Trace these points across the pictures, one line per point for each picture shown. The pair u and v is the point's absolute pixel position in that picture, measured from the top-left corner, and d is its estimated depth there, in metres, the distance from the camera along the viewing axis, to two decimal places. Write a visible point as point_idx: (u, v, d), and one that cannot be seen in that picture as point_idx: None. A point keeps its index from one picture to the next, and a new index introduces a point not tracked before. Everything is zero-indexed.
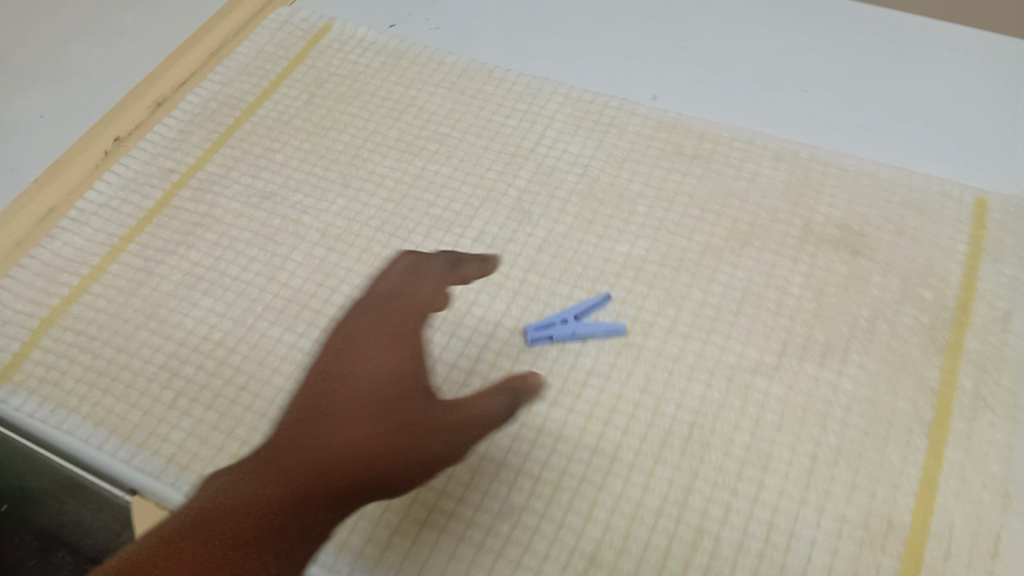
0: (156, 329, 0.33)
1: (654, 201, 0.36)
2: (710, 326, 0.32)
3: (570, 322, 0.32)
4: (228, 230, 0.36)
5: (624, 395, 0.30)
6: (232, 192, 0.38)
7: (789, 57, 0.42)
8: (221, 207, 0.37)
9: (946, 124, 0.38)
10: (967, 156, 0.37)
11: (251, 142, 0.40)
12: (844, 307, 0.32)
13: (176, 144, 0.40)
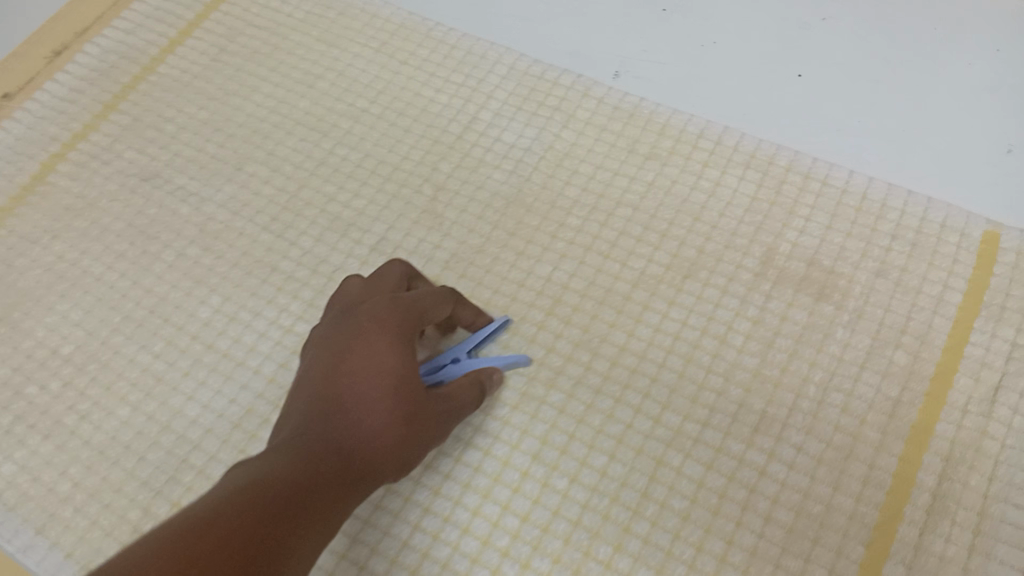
0: (5, 336, 0.30)
1: (589, 214, 0.30)
2: (625, 383, 0.27)
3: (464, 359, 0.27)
4: (99, 219, 0.32)
5: (503, 476, 0.26)
6: (112, 170, 0.33)
7: (794, 30, 0.33)
8: (97, 188, 0.32)
9: (979, 132, 0.30)
10: (995, 178, 0.29)
11: (144, 106, 0.34)
12: (794, 369, 0.26)
13: (63, 105, 0.35)
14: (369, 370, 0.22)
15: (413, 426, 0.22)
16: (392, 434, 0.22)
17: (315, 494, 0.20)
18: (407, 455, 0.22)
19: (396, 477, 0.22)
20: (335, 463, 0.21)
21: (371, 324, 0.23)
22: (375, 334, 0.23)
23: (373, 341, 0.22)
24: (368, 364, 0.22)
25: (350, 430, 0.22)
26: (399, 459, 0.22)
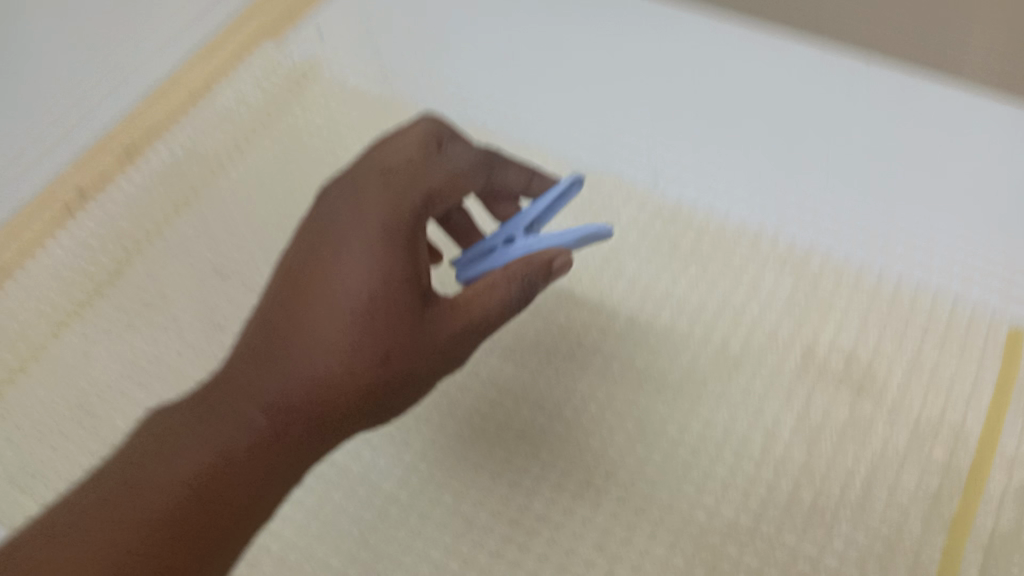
0: (87, 429, 0.31)
1: (636, 313, 0.32)
2: (680, 475, 0.28)
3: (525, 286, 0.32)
4: (176, 319, 0.34)
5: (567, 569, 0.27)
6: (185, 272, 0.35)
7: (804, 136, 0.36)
8: (172, 291, 0.35)
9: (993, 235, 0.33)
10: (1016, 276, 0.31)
11: (214, 212, 0.37)
12: (839, 462, 0.28)
13: (131, 207, 0.37)
14: (311, 300, 0.26)
15: (388, 359, 0.26)
16: (362, 357, 0.26)
17: (286, 429, 0.25)
18: (378, 388, 0.26)
19: (377, 409, 0.27)
20: (309, 394, 0.25)
21: (342, 241, 0.27)
22: (344, 249, 0.27)
23: (341, 251, 0.26)
24: (310, 295, 0.26)
25: (307, 359, 0.25)
26: (369, 394, 0.26)
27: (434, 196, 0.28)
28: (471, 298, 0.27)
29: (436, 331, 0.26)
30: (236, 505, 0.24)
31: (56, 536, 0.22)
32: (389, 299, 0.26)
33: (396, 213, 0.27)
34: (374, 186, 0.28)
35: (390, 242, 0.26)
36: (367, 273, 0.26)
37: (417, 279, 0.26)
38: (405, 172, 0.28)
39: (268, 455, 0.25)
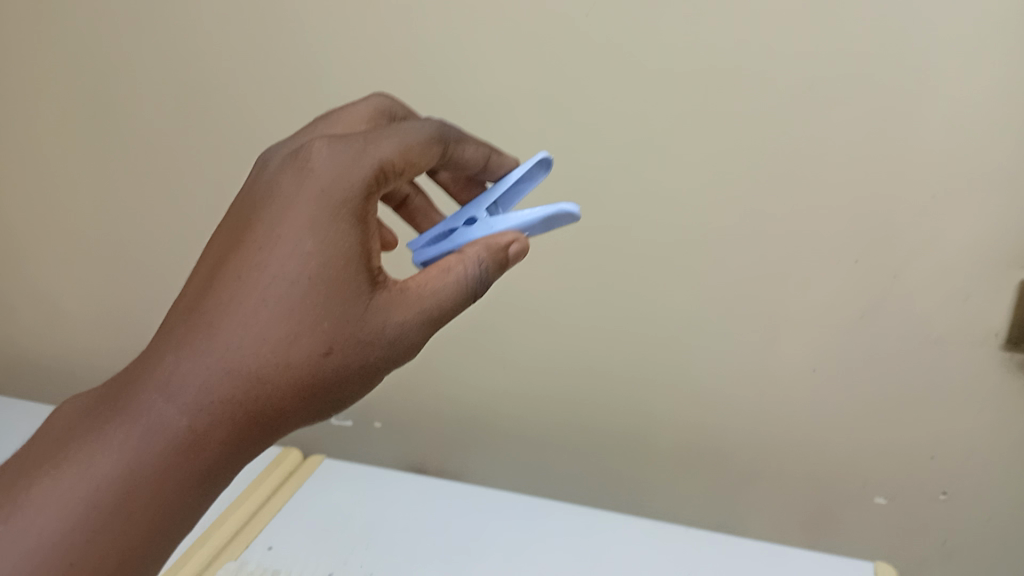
0: None
1: None
2: None
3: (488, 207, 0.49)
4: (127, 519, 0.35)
5: None
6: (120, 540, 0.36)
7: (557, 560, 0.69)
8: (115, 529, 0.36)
9: None
10: None
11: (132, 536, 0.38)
12: None
13: None
14: (256, 274, 0.37)
15: (306, 336, 0.37)
16: (307, 336, 0.37)
17: (226, 391, 0.36)
18: (304, 366, 0.37)
19: (298, 382, 0.37)
20: (242, 369, 0.36)
21: (288, 212, 0.38)
22: (285, 226, 0.38)
23: (283, 226, 0.38)
24: (258, 266, 0.37)
25: (251, 328, 0.37)
26: (295, 369, 0.37)
27: (379, 172, 0.39)
28: (432, 288, 0.40)
29: (379, 318, 0.38)
30: (189, 436, 0.36)
31: (73, 433, 0.37)
32: (328, 294, 0.37)
33: (344, 191, 0.38)
34: (321, 169, 0.39)
35: (322, 255, 0.38)
36: (307, 251, 0.37)
37: (353, 260, 0.38)
38: (348, 156, 0.39)
39: (209, 411, 0.36)
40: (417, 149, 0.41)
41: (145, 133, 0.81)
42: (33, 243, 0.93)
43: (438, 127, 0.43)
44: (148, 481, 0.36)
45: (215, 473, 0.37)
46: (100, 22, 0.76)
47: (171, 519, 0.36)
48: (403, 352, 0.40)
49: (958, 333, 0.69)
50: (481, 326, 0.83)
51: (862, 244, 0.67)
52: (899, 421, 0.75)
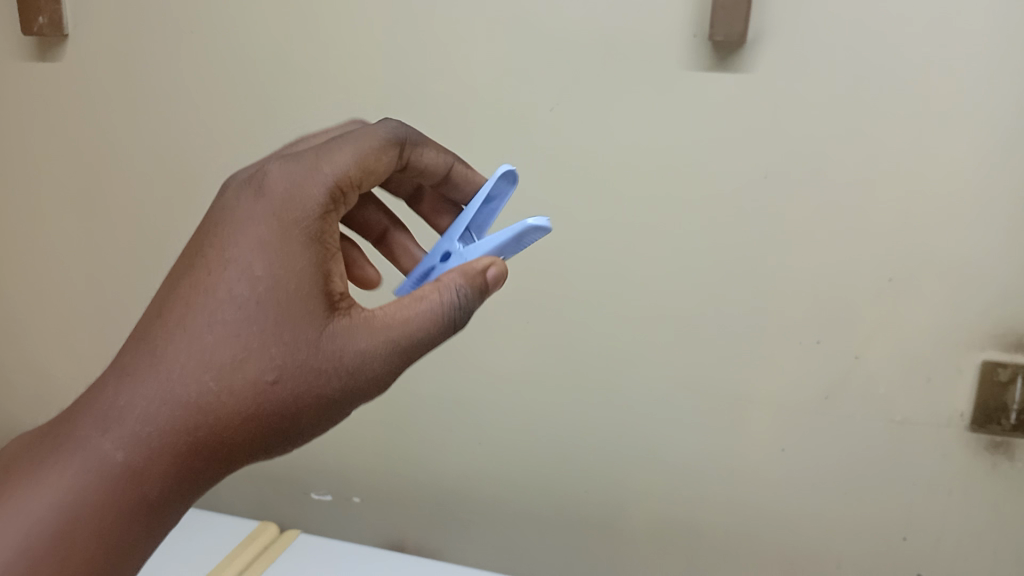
0: None
1: None
2: None
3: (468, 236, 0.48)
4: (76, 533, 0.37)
5: None
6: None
7: None
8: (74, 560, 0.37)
9: None
10: None
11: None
12: None
13: None
14: (206, 300, 0.39)
15: (249, 361, 0.38)
16: (252, 362, 0.38)
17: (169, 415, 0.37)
18: (246, 388, 0.38)
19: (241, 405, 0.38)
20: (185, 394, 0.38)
21: (239, 234, 0.40)
22: (236, 249, 0.39)
23: (232, 249, 0.39)
24: (208, 292, 0.39)
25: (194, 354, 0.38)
26: (237, 390, 0.38)
27: (334, 190, 0.41)
28: (396, 316, 0.40)
29: (333, 345, 0.39)
30: (128, 465, 0.37)
31: (27, 464, 0.39)
32: (275, 321, 0.38)
33: (295, 211, 0.40)
34: (274, 187, 0.40)
35: (269, 278, 0.39)
36: (255, 276, 0.39)
37: (304, 282, 0.39)
38: (301, 174, 0.41)
39: (149, 439, 0.37)
40: (374, 156, 0.43)
41: (139, 195, 0.82)
42: (17, 304, 0.91)
43: (393, 130, 0.45)
44: (89, 508, 0.37)
45: (157, 501, 0.38)
46: (106, 86, 0.79)
47: (111, 548, 0.37)
48: (363, 384, 0.39)
49: (948, 411, 0.67)
50: (463, 399, 0.80)
51: (844, 317, 0.67)
52: (895, 509, 0.72)
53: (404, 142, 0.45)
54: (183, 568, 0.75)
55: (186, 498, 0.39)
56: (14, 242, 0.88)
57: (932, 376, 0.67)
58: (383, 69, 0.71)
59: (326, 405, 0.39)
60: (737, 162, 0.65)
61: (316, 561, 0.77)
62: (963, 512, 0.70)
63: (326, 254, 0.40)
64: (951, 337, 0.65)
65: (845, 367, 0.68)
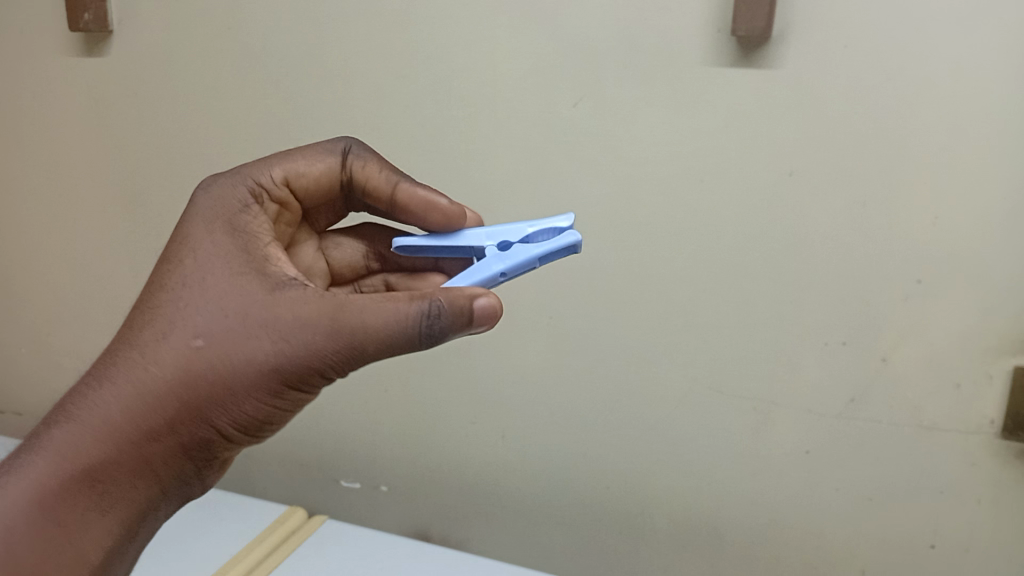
0: None
1: None
2: None
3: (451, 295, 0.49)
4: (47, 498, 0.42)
5: None
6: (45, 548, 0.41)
7: None
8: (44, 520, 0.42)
9: None
10: None
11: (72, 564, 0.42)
12: None
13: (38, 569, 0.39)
14: (154, 289, 0.45)
15: (168, 339, 0.43)
16: (192, 337, 0.42)
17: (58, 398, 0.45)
18: (180, 362, 0.42)
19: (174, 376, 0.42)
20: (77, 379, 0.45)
21: (180, 233, 0.47)
22: (176, 244, 0.46)
23: (183, 249, 0.46)
24: (156, 282, 0.45)
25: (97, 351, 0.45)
26: (119, 368, 0.43)
27: (254, 188, 0.50)
28: (343, 301, 0.43)
29: (269, 320, 0.42)
30: (89, 440, 0.42)
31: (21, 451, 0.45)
32: (211, 295, 0.43)
33: (219, 207, 0.48)
34: (204, 193, 0.49)
35: (201, 263, 0.45)
36: (192, 261, 0.45)
37: (239, 268, 0.44)
38: (228, 180, 0.50)
39: (102, 416, 0.42)
40: (309, 165, 0.53)
41: (179, 187, 0.84)
42: (66, 292, 0.95)
43: (342, 147, 0.54)
44: (55, 480, 0.42)
45: (104, 471, 0.42)
46: (149, 82, 0.82)
47: (65, 511, 0.42)
48: (296, 356, 0.42)
49: (977, 418, 0.66)
50: (486, 392, 0.81)
51: (871, 318, 0.66)
52: (923, 515, 0.70)
53: (348, 155, 0.53)
54: (216, 550, 0.78)
55: (145, 477, 0.43)
56: (63, 232, 0.92)
57: (960, 380, 0.65)
58: (411, 64, 0.72)
59: (263, 375, 0.42)
60: (761, 159, 0.64)
61: (342, 542, 0.79)
62: (993, 520, 0.68)
63: (249, 242, 0.46)
64: (981, 340, 0.64)
65: (869, 369, 0.67)
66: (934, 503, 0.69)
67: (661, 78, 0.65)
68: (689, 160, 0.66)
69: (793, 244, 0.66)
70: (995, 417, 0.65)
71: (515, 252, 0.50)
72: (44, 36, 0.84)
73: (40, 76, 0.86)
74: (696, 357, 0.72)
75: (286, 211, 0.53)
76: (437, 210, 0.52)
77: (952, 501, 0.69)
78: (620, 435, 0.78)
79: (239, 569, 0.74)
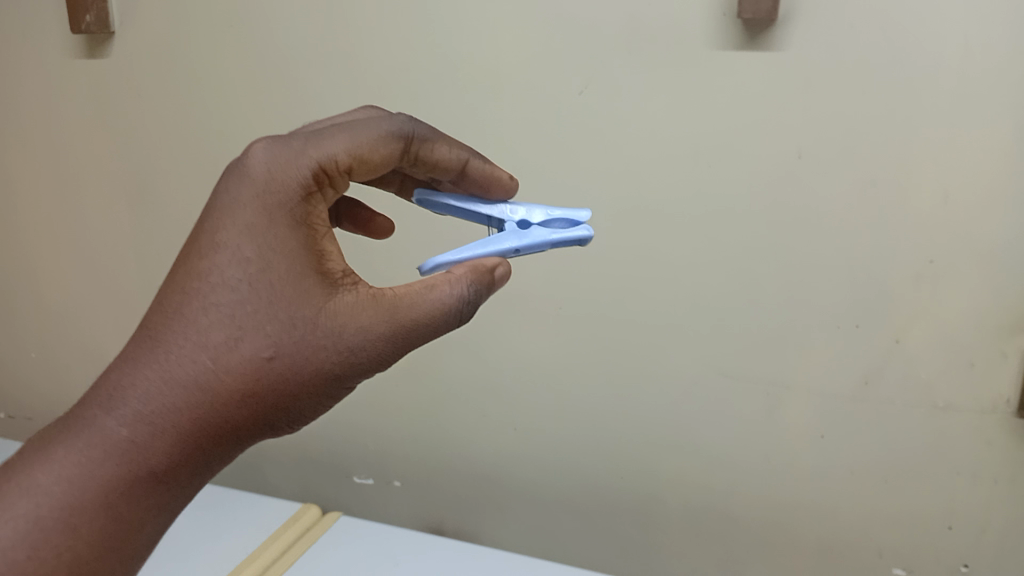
0: None
1: None
2: None
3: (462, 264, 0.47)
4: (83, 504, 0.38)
5: None
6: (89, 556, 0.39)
7: None
8: (81, 530, 0.38)
9: None
10: None
11: None
12: None
13: None
14: (199, 284, 0.40)
15: (225, 339, 0.39)
16: (251, 340, 0.39)
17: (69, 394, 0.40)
18: (236, 365, 0.39)
19: (233, 382, 0.39)
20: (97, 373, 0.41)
21: (225, 219, 0.41)
22: (223, 233, 0.41)
23: (225, 232, 0.41)
24: (200, 276, 0.40)
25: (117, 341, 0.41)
26: (165, 369, 0.39)
27: (318, 173, 0.42)
28: (401, 297, 0.42)
29: (333, 321, 0.41)
30: (133, 446, 0.39)
31: (34, 450, 0.40)
32: (262, 290, 0.40)
33: (278, 191, 0.41)
34: (253, 167, 0.42)
35: (259, 260, 0.40)
36: (245, 257, 0.40)
37: (297, 260, 0.41)
38: (285, 154, 0.42)
39: (147, 421, 0.39)
40: (370, 147, 0.44)
41: (185, 187, 0.84)
42: (75, 296, 0.95)
43: (400, 124, 0.46)
44: (96, 485, 0.38)
45: (145, 480, 0.39)
46: (153, 82, 0.81)
47: (105, 522, 0.38)
48: (365, 361, 0.41)
49: (991, 397, 0.65)
50: (497, 384, 0.81)
51: (883, 299, 0.65)
52: (939, 497, 0.70)
53: (412, 137, 0.47)
54: (230, 550, 0.78)
55: (189, 480, 0.41)
56: (72, 236, 0.92)
57: (973, 360, 0.65)
58: (414, 57, 0.72)
59: (330, 382, 0.41)
60: (769, 142, 0.64)
61: (362, 533, 0.80)
62: (1009, 499, 0.68)
63: (306, 234, 0.42)
64: (996, 319, 0.63)
65: (882, 350, 0.67)
66: (949, 484, 0.69)
67: (667, 63, 0.64)
68: (695, 144, 0.66)
69: (803, 226, 0.65)
70: (1009, 396, 0.65)
71: (533, 233, 0.50)
72: (46, 39, 0.84)
73: (44, 79, 0.86)
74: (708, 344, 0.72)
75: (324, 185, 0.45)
76: (499, 189, 0.51)
77: (966, 482, 0.68)
78: (632, 423, 0.77)
79: (264, 558, 0.75)
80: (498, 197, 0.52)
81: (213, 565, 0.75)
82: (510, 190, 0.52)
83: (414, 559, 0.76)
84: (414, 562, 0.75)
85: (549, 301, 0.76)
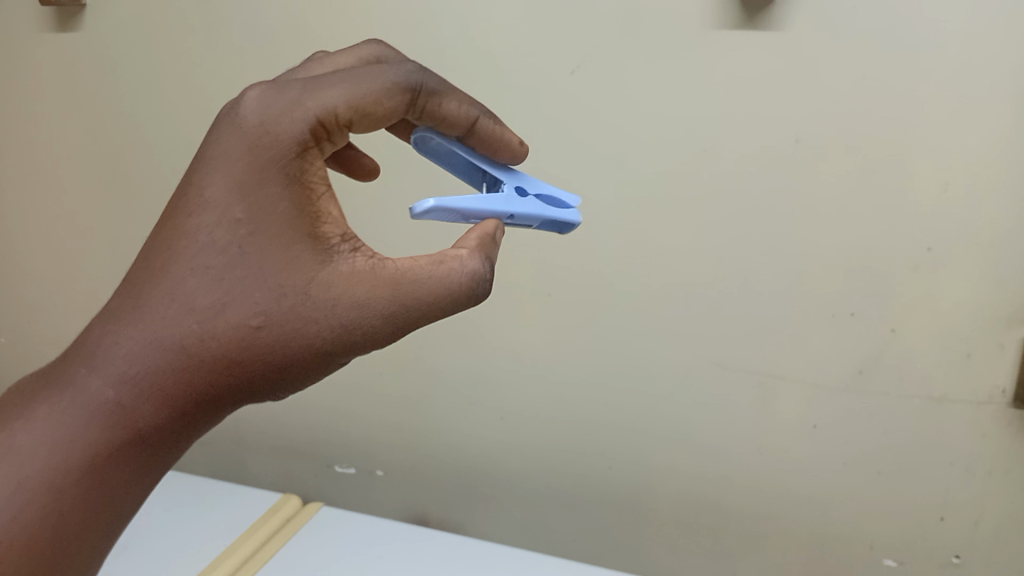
0: None
1: None
2: None
3: (454, 211, 0.43)
4: (54, 473, 0.36)
5: None
6: (58, 527, 0.36)
7: None
8: (52, 500, 0.36)
9: None
10: None
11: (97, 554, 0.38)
12: None
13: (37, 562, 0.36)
14: (187, 244, 0.38)
15: (220, 307, 0.37)
16: (240, 305, 0.37)
17: (61, 363, 0.38)
18: (235, 337, 0.37)
19: (222, 352, 0.37)
20: (79, 341, 0.38)
21: (212, 173, 0.38)
22: (213, 189, 0.38)
23: (214, 191, 0.38)
24: (188, 235, 0.38)
25: (107, 311, 0.38)
26: (157, 338, 0.37)
27: (315, 127, 0.39)
28: (404, 271, 0.40)
29: (329, 291, 0.38)
30: (118, 408, 0.37)
31: (15, 411, 0.38)
32: (254, 255, 0.38)
33: (274, 149, 0.38)
34: (247, 118, 0.38)
35: (249, 223, 0.38)
36: (236, 220, 0.38)
37: (292, 222, 0.38)
38: (280, 104, 0.38)
39: (137, 386, 0.37)
40: (372, 98, 0.40)
41: (161, 168, 0.81)
42: (46, 280, 0.92)
43: (408, 74, 0.42)
44: (78, 450, 0.36)
45: (126, 449, 0.37)
46: (126, 59, 0.78)
47: (81, 491, 0.36)
48: (359, 338, 0.39)
49: (987, 389, 0.64)
50: (483, 373, 0.79)
51: (879, 290, 0.64)
52: (932, 489, 0.69)
53: (419, 89, 0.42)
54: (208, 543, 0.75)
55: (175, 449, 0.39)
56: (42, 218, 0.89)
57: (969, 351, 0.64)
58: (401, 35, 0.69)
59: (320, 353, 0.38)
60: (766, 126, 0.62)
61: (342, 525, 0.78)
62: (1001, 491, 0.67)
63: (304, 196, 0.38)
64: (994, 311, 0.62)
65: (877, 340, 0.66)
66: (942, 475, 0.68)
67: (662, 45, 0.62)
68: (691, 127, 0.64)
69: (799, 215, 0.64)
70: (1004, 387, 0.64)
71: (531, 202, 0.47)
72: (11, 11, 0.80)
73: (10, 55, 0.82)
74: (701, 333, 0.70)
75: (326, 151, 0.40)
76: (506, 151, 0.47)
77: (960, 473, 0.68)
78: (621, 412, 0.76)
79: (248, 551, 0.73)
80: (504, 161, 0.48)
81: (196, 559, 0.73)
82: (519, 156, 0.47)
83: (400, 552, 0.74)
84: (400, 555, 0.73)
85: (537, 288, 0.74)
